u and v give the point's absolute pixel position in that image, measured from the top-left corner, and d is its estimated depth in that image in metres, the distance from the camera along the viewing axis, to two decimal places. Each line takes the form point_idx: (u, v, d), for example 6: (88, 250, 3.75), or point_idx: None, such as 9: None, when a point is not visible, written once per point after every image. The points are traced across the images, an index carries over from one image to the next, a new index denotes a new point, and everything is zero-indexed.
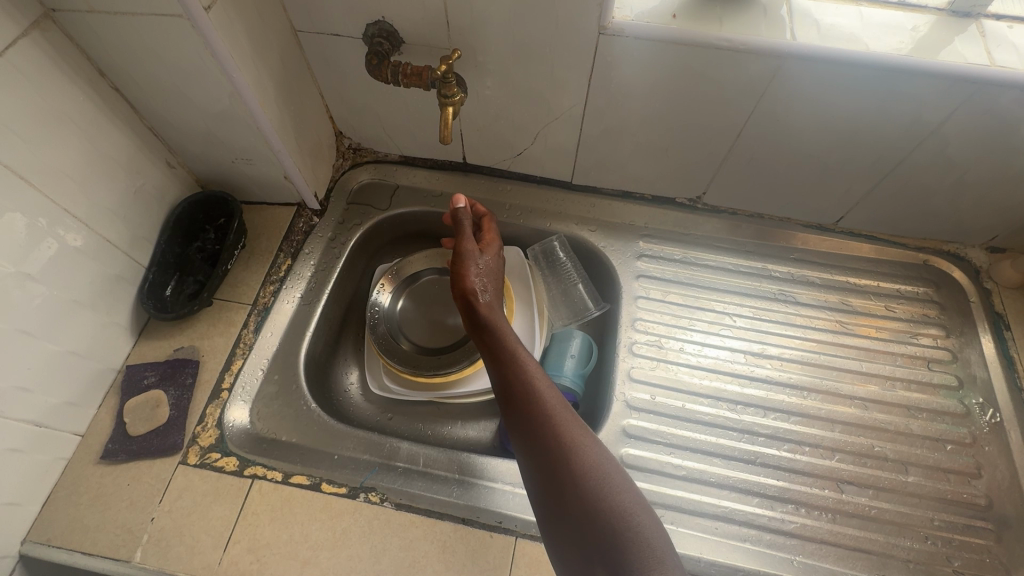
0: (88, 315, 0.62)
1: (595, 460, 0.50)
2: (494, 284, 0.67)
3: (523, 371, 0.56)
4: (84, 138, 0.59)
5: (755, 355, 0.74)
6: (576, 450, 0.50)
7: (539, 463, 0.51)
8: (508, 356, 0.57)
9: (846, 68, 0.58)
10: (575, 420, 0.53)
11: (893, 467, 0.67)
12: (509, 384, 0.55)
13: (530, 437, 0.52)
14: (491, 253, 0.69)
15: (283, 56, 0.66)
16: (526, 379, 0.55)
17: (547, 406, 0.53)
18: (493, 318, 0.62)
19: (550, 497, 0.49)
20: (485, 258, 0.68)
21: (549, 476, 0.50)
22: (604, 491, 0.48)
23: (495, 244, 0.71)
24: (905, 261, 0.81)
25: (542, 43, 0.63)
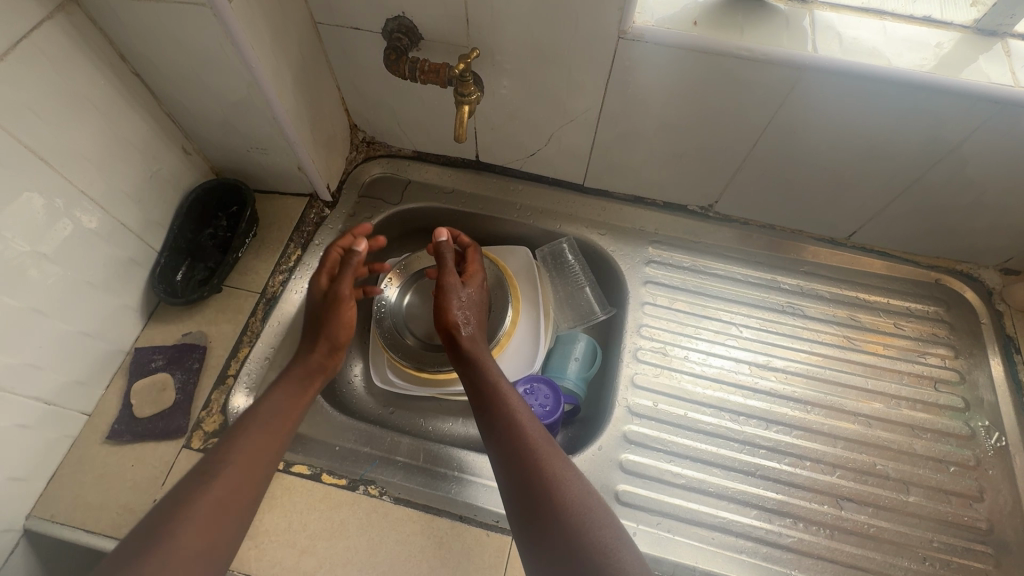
0: (99, 297, 0.63)
1: (578, 495, 0.53)
2: (475, 318, 0.70)
3: (509, 405, 0.60)
4: (102, 120, 0.59)
5: (760, 367, 0.74)
6: (560, 484, 0.53)
7: (521, 495, 0.54)
8: (494, 391, 0.62)
9: (867, 82, 0.57)
10: (559, 456, 0.56)
11: (895, 486, 0.67)
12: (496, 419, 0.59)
13: (514, 468, 0.55)
14: (476, 286, 0.72)
15: (302, 47, 0.67)
16: (513, 414, 0.59)
17: (532, 441, 0.57)
18: (478, 353, 0.66)
19: (533, 528, 0.52)
20: (469, 293, 0.71)
21: (530, 508, 0.53)
22: (585, 522, 0.51)
23: (479, 278, 0.73)
24: (916, 279, 0.80)
25: (560, 44, 0.63)
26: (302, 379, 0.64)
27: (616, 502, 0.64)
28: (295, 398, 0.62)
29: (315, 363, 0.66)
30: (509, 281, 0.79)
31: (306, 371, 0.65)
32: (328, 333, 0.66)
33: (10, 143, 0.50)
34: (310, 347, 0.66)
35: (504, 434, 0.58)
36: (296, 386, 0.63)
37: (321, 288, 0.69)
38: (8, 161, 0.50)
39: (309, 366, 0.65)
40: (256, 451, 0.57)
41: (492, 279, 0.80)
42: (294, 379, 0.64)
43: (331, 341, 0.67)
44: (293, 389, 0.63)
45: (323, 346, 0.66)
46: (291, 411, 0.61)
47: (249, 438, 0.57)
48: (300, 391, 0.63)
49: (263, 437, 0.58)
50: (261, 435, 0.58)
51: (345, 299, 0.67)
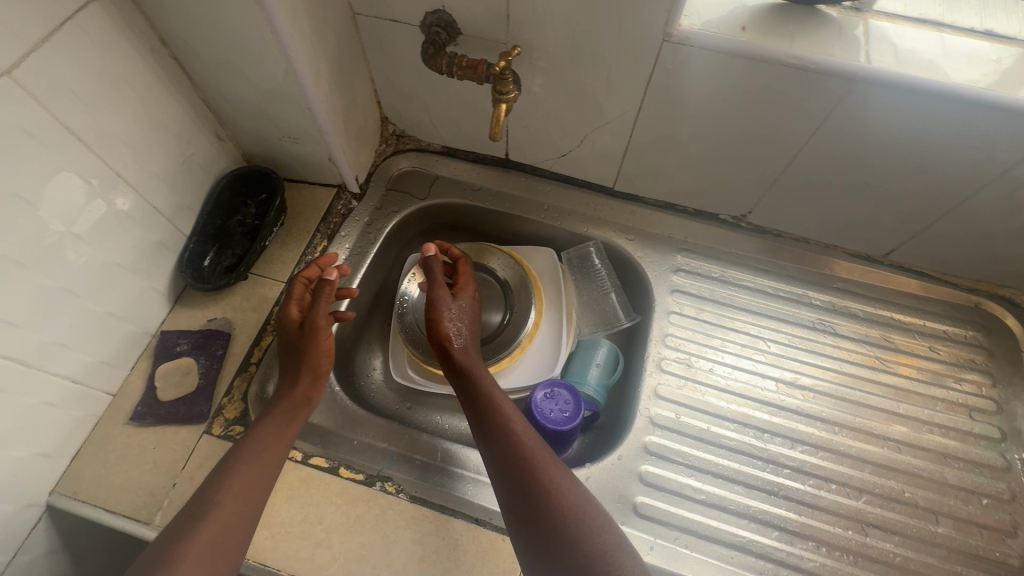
0: (129, 279, 0.63)
1: (576, 503, 0.52)
2: (470, 330, 0.68)
3: (501, 413, 0.59)
4: (140, 104, 0.59)
5: (788, 385, 0.72)
6: (557, 492, 0.53)
7: (519, 505, 0.53)
8: (486, 400, 0.60)
9: (921, 97, 0.55)
10: (554, 464, 0.55)
11: (923, 515, 0.65)
12: (489, 427, 0.58)
13: (510, 478, 0.55)
14: (468, 298, 0.70)
15: (339, 38, 0.66)
16: (506, 421, 0.58)
17: (529, 449, 0.56)
18: (471, 364, 0.64)
19: (535, 537, 0.51)
20: (462, 306, 0.68)
21: (530, 519, 0.52)
22: (584, 528, 0.50)
23: (471, 290, 0.71)
24: (955, 302, 0.77)
25: (601, 45, 0.61)
26: (286, 409, 0.60)
27: (633, 514, 0.63)
28: (282, 428, 0.59)
29: (299, 394, 0.61)
30: (532, 281, 0.78)
31: (293, 401, 0.61)
32: (310, 363, 0.62)
33: (51, 124, 0.50)
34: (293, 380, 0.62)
35: (498, 442, 0.57)
36: (283, 416, 0.60)
37: (291, 319, 0.65)
38: (48, 140, 0.50)
39: (295, 398, 0.61)
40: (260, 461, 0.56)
41: (515, 279, 0.79)
42: (281, 410, 0.60)
43: (312, 371, 0.63)
44: (283, 417, 0.60)
45: (305, 376, 0.62)
46: (277, 443, 0.58)
47: (252, 449, 0.56)
48: (287, 419, 0.60)
49: (252, 470, 0.55)
50: (260, 456, 0.56)
51: (322, 328, 0.63)
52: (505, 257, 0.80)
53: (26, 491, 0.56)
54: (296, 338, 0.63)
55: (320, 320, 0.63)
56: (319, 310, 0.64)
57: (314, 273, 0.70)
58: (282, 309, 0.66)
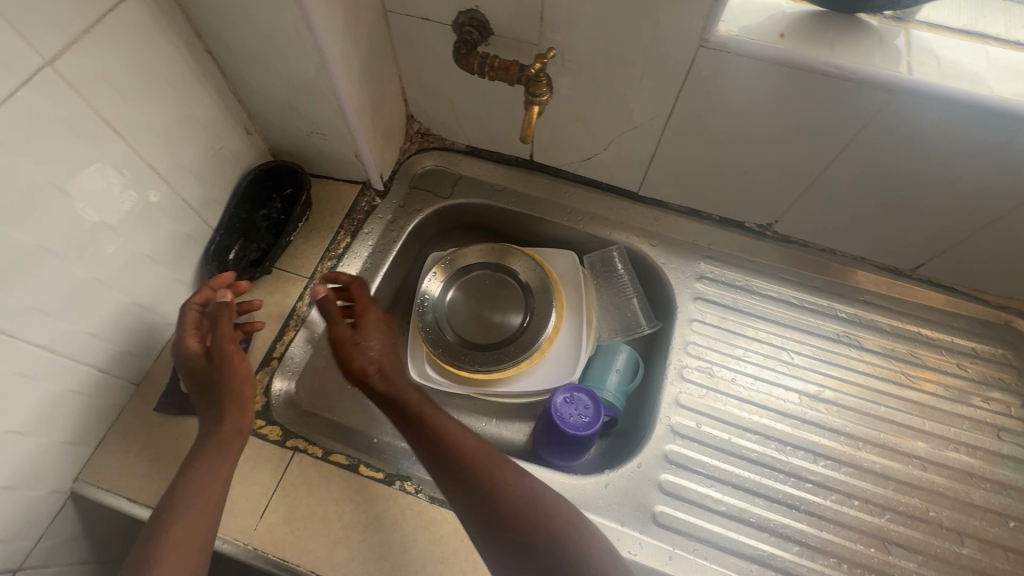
0: (157, 270, 0.63)
1: (525, 495, 0.54)
2: (381, 354, 0.64)
3: (432, 423, 0.58)
4: (174, 96, 0.59)
5: (811, 398, 0.71)
6: (504, 489, 0.54)
7: (472, 509, 0.54)
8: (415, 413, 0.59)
9: (963, 110, 0.54)
10: (498, 460, 0.56)
11: (948, 535, 0.64)
12: (424, 440, 0.57)
13: (457, 485, 0.55)
14: (371, 318, 0.66)
15: (371, 35, 0.66)
16: (440, 430, 0.57)
17: (468, 451, 0.56)
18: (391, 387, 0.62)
19: (495, 537, 0.52)
20: (365, 331, 0.65)
21: (486, 521, 0.53)
22: (538, 518, 0.52)
23: (371, 309, 0.67)
24: (985, 319, 0.76)
25: (635, 48, 0.61)
26: (216, 448, 0.57)
27: (652, 523, 0.62)
28: (217, 469, 0.56)
29: (229, 427, 0.58)
30: (554, 284, 0.77)
31: (224, 435, 0.58)
32: (230, 392, 0.60)
33: (88, 115, 0.51)
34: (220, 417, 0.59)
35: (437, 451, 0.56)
36: (214, 455, 0.57)
37: (192, 352, 0.61)
38: (86, 131, 0.51)
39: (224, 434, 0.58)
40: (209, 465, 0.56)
41: (536, 282, 0.78)
42: (211, 448, 0.57)
43: (233, 401, 0.60)
44: (216, 455, 0.57)
45: (230, 408, 0.59)
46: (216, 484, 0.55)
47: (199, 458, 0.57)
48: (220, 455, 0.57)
49: (196, 518, 0.53)
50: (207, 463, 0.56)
51: (231, 355, 0.61)
52: (527, 259, 0.79)
53: (51, 477, 0.57)
54: (203, 371, 0.60)
55: (223, 352, 0.60)
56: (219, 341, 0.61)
57: (208, 296, 0.64)
58: (179, 345, 0.61)
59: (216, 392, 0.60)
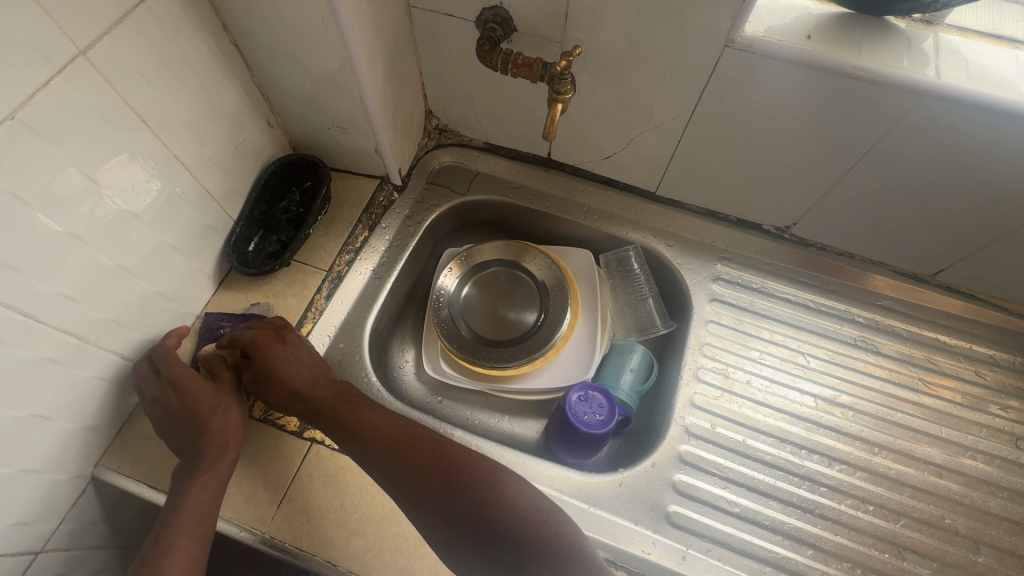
0: (179, 261, 0.64)
1: (453, 456, 0.57)
2: (285, 379, 0.62)
3: (354, 414, 0.60)
4: (200, 89, 0.60)
5: (827, 402, 0.71)
6: (428, 454, 0.57)
7: (406, 484, 0.56)
8: (338, 418, 0.60)
9: (990, 114, 0.54)
10: (453, 458, 0.57)
11: (963, 543, 0.63)
12: (348, 431, 0.59)
13: (385, 466, 0.57)
14: (261, 343, 0.64)
15: (395, 30, 0.66)
16: (362, 419, 0.60)
17: (386, 428, 0.59)
18: (311, 408, 0.62)
19: (438, 507, 0.54)
20: (260, 362, 0.63)
21: (424, 492, 0.55)
22: (470, 473, 0.56)
23: (259, 333, 0.65)
24: (1003, 326, 0.76)
25: (659, 48, 0.61)
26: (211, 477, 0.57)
27: (665, 522, 0.62)
28: (206, 517, 0.55)
29: (225, 464, 0.58)
30: (569, 283, 0.78)
31: (217, 481, 0.57)
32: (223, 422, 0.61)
33: (119, 105, 0.51)
34: (215, 453, 0.58)
35: (361, 435, 0.59)
36: (203, 500, 0.56)
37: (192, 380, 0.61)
38: (115, 120, 0.51)
39: (218, 476, 0.57)
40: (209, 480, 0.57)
41: (552, 280, 0.78)
42: (203, 491, 0.56)
43: (230, 431, 0.61)
44: (206, 495, 0.56)
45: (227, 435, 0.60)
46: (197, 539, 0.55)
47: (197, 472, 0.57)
48: (210, 502, 0.56)
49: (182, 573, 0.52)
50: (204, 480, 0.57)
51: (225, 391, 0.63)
52: (543, 258, 0.80)
53: (74, 462, 0.58)
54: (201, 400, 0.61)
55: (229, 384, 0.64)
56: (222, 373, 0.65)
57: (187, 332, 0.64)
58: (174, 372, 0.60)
59: (214, 423, 0.60)
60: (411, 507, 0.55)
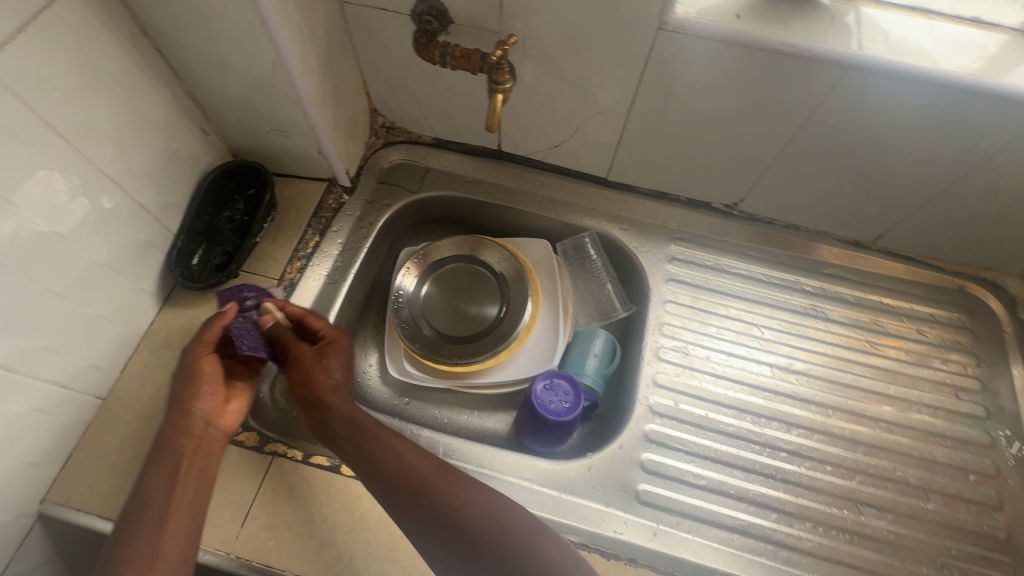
0: (115, 279, 0.61)
1: (432, 469, 0.56)
2: (338, 391, 0.62)
3: (379, 442, 0.58)
4: (122, 97, 0.57)
5: (782, 370, 0.73)
6: (411, 467, 0.56)
7: (403, 504, 0.54)
8: (365, 445, 0.58)
9: (910, 84, 0.56)
10: (504, 532, 0.51)
11: (914, 492, 0.67)
12: (370, 459, 0.57)
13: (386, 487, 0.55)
14: (337, 343, 0.64)
15: (327, 27, 0.65)
16: (381, 446, 0.57)
17: (387, 450, 0.57)
18: (344, 430, 0.59)
19: (431, 525, 0.53)
20: (321, 364, 0.62)
21: (417, 509, 0.54)
22: (446, 484, 0.55)
23: (336, 338, 0.65)
24: (940, 285, 0.79)
25: (596, 34, 0.61)
26: (176, 453, 0.56)
27: (635, 502, 0.63)
28: (170, 496, 0.53)
29: (188, 442, 0.56)
30: (528, 272, 0.78)
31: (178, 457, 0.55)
32: (194, 396, 0.59)
33: (30, 119, 0.48)
34: (174, 426, 0.57)
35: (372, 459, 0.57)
36: (167, 481, 0.54)
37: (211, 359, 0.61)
38: (29, 136, 0.48)
39: (177, 451, 0.56)
40: (175, 460, 0.55)
41: (511, 271, 0.78)
42: (166, 471, 0.54)
43: (207, 400, 0.59)
44: (170, 473, 0.54)
45: (196, 407, 0.58)
46: (170, 541, 0.51)
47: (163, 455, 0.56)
48: (176, 478, 0.54)
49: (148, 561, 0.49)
50: (167, 461, 0.55)
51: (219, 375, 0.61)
52: (500, 250, 0.79)
53: (16, 500, 0.55)
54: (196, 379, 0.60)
55: (256, 350, 0.64)
56: (252, 338, 0.64)
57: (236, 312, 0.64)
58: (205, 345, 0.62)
59: (188, 399, 0.58)
60: (443, 567, 0.53)
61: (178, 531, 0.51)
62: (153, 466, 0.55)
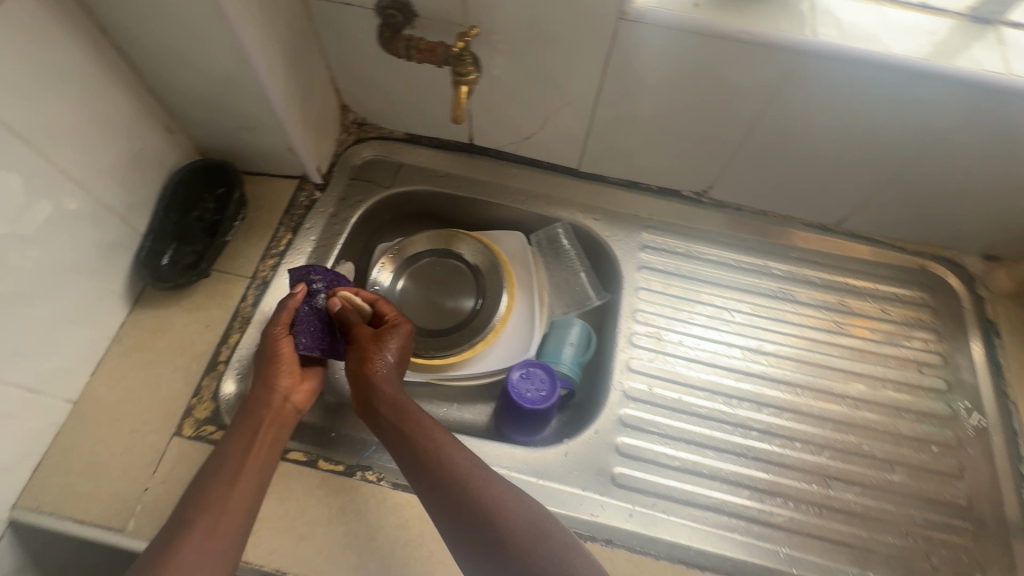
0: (82, 281, 0.60)
1: (472, 473, 0.54)
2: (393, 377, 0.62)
3: (424, 436, 0.56)
4: (83, 97, 0.56)
5: (753, 352, 0.75)
6: (450, 468, 0.54)
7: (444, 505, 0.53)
8: (411, 437, 0.57)
9: (862, 68, 0.58)
10: (541, 539, 0.50)
11: (880, 465, 0.69)
12: (414, 454, 0.56)
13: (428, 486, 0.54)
14: (401, 329, 0.65)
15: (291, 23, 0.65)
16: (424, 441, 0.56)
17: (429, 447, 0.55)
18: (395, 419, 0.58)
19: (468, 529, 0.51)
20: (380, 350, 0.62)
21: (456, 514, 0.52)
22: (482, 490, 0.52)
23: (400, 326, 0.65)
24: (903, 265, 0.82)
25: (559, 25, 0.62)
26: (252, 425, 0.57)
27: (611, 484, 0.65)
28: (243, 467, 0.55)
29: (265, 416, 0.58)
30: (503, 264, 0.79)
31: (256, 429, 0.57)
32: (274, 370, 0.61)
33: None
34: (256, 397, 0.59)
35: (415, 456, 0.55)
36: (244, 450, 0.56)
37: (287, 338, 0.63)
38: None
39: (254, 423, 0.58)
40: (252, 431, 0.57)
41: (485, 263, 0.79)
42: (242, 440, 0.56)
43: (284, 377, 0.61)
44: (245, 443, 0.56)
45: (274, 382, 0.60)
46: (235, 505, 0.53)
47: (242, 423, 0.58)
48: (251, 448, 0.56)
49: (212, 527, 0.51)
50: (244, 432, 0.57)
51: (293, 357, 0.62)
52: (474, 242, 0.80)
53: None
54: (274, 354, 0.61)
55: (312, 349, 0.63)
56: (311, 338, 0.64)
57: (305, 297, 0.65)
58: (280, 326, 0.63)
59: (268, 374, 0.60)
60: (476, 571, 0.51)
61: (244, 497, 0.54)
62: (235, 432, 0.57)
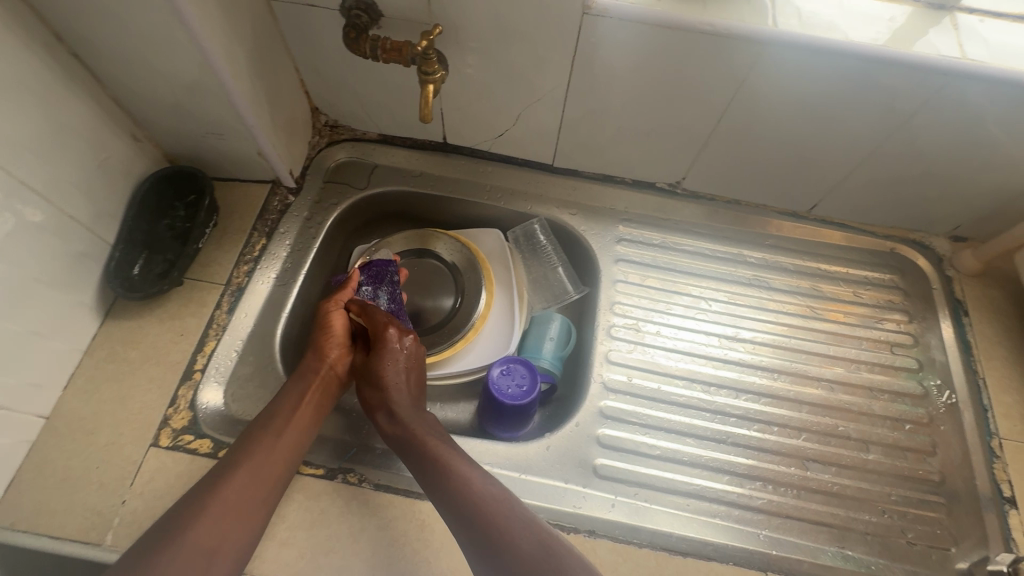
0: (50, 294, 0.59)
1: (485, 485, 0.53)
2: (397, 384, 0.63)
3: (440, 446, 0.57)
4: (41, 106, 0.55)
5: (730, 339, 0.76)
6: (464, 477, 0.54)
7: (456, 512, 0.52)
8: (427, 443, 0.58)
9: (823, 56, 0.59)
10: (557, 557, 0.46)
11: (856, 445, 0.70)
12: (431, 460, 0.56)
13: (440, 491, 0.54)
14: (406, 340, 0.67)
15: (255, 26, 0.64)
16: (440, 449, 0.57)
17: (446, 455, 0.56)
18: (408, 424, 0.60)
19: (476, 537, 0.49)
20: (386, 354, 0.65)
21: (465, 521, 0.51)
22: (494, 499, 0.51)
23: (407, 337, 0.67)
24: (873, 248, 0.83)
25: (525, 21, 0.62)
26: (303, 388, 0.62)
27: (593, 476, 0.65)
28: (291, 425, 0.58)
29: (315, 382, 0.63)
30: (480, 261, 0.80)
31: (307, 393, 0.61)
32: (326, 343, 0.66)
33: None
34: (310, 364, 0.64)
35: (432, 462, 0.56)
36: (295, 409, 0.60)
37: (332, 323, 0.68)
38: None
39: (304, 387, 0.62)
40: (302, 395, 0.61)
41: (463, 261, 0.80)
42: (295, 397, 0.61)
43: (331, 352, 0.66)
44: (296, 401, 0.60)
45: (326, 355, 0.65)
46: (279, 455, 0.56)
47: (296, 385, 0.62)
48: (301, 408, 0.60)
49: (252, 475, 0.54)
50: (295, 394, 0.61)
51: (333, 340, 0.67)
52: (451, 241, 0.81)
53: None
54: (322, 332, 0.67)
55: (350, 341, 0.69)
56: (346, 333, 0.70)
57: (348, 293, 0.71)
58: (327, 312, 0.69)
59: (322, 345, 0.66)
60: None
61: (286, 450, 0.57)
62: (286, 390, 0.61)
